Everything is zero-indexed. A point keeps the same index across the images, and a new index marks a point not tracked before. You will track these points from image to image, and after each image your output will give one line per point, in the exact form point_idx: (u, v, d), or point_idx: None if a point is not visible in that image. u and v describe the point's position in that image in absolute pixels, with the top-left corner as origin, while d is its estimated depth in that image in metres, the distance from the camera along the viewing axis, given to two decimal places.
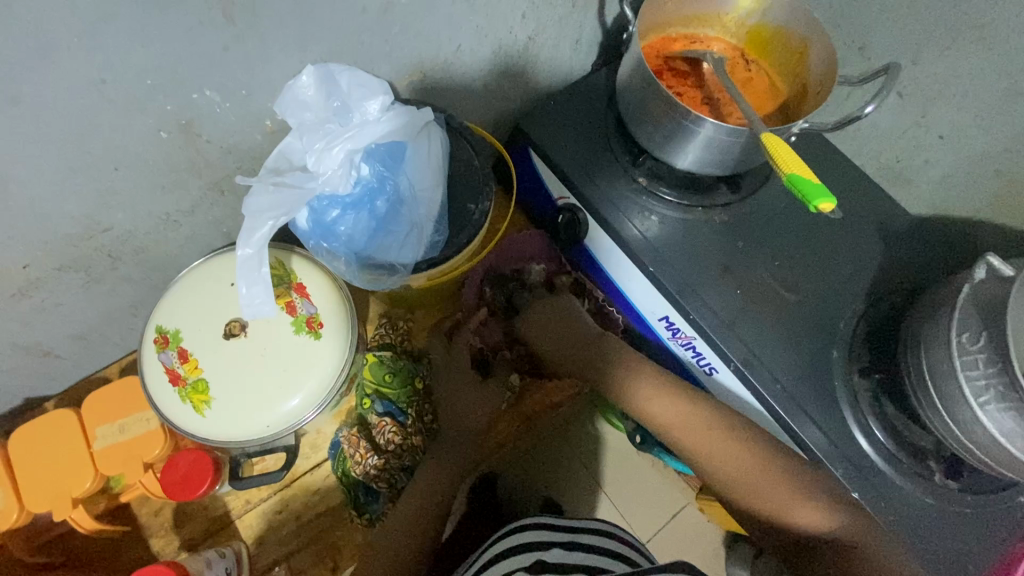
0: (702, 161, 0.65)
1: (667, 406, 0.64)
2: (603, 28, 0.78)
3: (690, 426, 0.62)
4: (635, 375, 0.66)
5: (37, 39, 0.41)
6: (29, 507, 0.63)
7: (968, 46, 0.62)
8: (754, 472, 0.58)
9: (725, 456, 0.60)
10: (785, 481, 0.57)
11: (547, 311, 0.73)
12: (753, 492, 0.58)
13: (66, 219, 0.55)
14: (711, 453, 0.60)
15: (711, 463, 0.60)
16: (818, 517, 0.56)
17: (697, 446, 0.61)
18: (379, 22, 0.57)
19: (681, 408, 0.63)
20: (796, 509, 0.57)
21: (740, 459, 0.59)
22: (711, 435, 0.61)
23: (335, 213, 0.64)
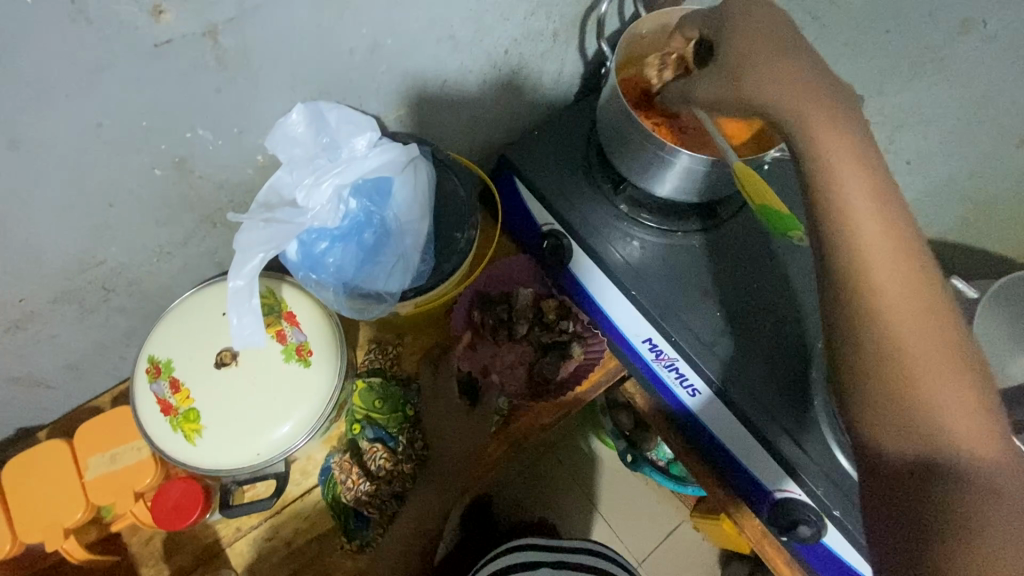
0: (681, 189, 0.68)
1: (870, 241, 0.39)
2: (584, 60, 0.81)
3: (882, 249, 0.39)
4: (815, 100, 0.43)
5: (37, 86, 0.43)
6: (20, 537, 0.63)
7: (929, 77, 0.65)
8: (936, 349, 0.37)
9: (910, 299, 0.38)
10: (957, 353, 0.37)
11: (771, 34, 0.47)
12: (921, 354, 0.37)
13: (62, 254, 0.56)
14: (860, 222, 0.40)
15: (901, 323, 0.37)
16: (992, 444, 0.34)
17: (880, 276, 0.38)
18: (367, 62, 0.59)
19: (874, 200, 0.40)
20: (961, 407, 0.35)
21: (928, 326, 0.37)
22: (888, 248, 0.39)
23: (323, 245, 0.66)
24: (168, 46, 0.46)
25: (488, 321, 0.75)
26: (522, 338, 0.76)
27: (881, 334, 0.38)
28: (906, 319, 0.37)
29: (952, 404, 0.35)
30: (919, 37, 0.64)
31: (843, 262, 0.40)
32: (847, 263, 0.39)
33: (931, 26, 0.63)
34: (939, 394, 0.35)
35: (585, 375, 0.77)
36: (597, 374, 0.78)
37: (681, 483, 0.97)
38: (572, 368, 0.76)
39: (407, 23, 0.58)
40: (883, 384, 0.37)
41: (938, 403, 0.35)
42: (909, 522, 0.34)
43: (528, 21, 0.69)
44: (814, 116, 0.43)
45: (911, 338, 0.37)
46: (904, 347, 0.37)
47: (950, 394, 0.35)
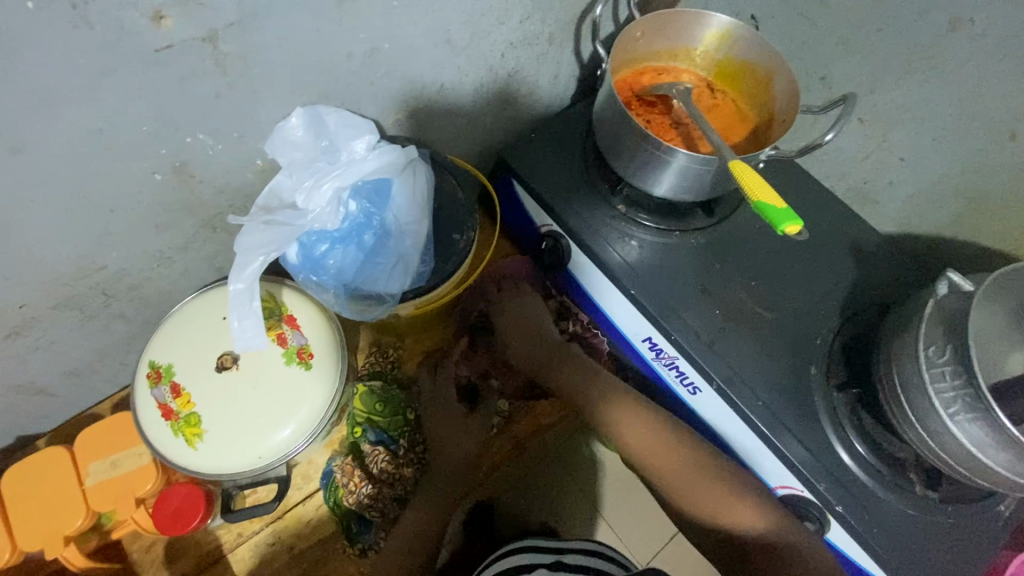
0: (678, 189, 0.68)
1: (642, 438, 0.66)
2: (580, 64, 0.82)
3: (666, 455, 0.65)
4: (576, 369, 0.72)
5: (37, 92, 0.43)
6: (20, 546, 0.63)
7: (921, 74, 0.66)
8: (681, 478, 0.63)
9: (682, 479, 0.63)
10: (726, 486, 0.62)
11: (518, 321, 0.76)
12: (688, 495, 0.63)
13: (62, 259, 0.57)
14: (616, 419, 0.68)
15: (643, 448, 0.66)
16: (756, 516, 0.60)
17: (655, 459, 0.65)
18: (365, 66, 0.60)
19: (658, 442, 0.65)
20: (734, 506, 0.61)
21: (672, 458, 0.64)
22: (644, 435, 0.66)
23: (324, 246, 0.67)
24: (168, 51, 0.46)
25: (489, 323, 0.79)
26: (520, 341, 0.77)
27: (659, 477, 0.65)
28: (656, 462, 0.65)
29: (706, 493, 0.62)
30: (910, 35, 0.65)
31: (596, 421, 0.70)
32: (648, 467, 0.66)
33: (921, 23, 0.63)
34: (719, 508, 0.61)
35: None
36: None
37: None
38: None
39: (405, 28, 0.59)
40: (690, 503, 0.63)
41: (705, 502, 0.62)
42: None
43: (524, 26, 0.70)
44: (574, 383, 0.71)
45: (655, 458, 0.66)
46: (662, 473, 0.65)
47: (714, 495, 0.62)
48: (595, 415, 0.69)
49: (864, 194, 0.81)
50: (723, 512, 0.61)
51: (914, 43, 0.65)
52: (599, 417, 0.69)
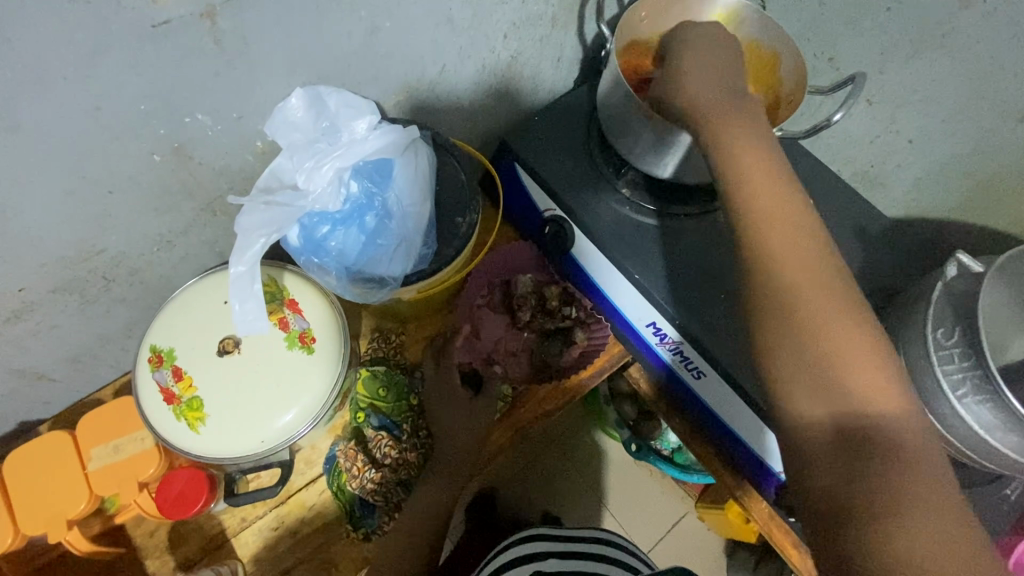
0: (682, 171, 0.67)
1: (777, 203, 0.44)
2: (583, 46, 0.81)
3: (767, 175, 0.45)
4: (745, 124, 0.47)
5: (33, 70, 0.43)
6: (23, 530, 0.63)
7: (931, 55, 0.65)
8: (811, 273, 0.42)
9: (822, 307, 0.41)
10: (865, 333, 0.40)
11: (713, 71, 0.51)
12: (827, 338, 0.40)
13: (62, 242, 0.56)
14: (752, 184, 0.45)
15: (787, 274, 0.42)
16: (892, 396, 0.39)
17: (775, 244, 0.43)
18: (365, 47, 0.59)
19: (770, 171, 0.45)
20: (872, 375, 0.39)
21: (832, 307, 0.41)
22: (774, 184, 0.45)
23: (326, 229, 0.64)
24: (166, 27, 0.45)
25: (496, 305, 0.77)
26: (525, 325, 0.76)
27: (785, 299, 0.41)
28: (783, 247, 0.42)
29: (854, 351, 0.40)
30: (919, 14, 0.64)
31: (721, 170, 0.47)
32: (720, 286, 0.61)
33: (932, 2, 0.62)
34: (844, 358, 0.39)
35: (589, 360, 0.77)
36: (603, 359, 0.77)
37: (686, 471, 0.96)
38: (576, 353, 0.76)
39: (406, 6, 0.58)
40: (815, 370, 0.40)
41: (856, 376, 0.39)
42: (838, 512, 0.38)
43: (527, 6, 0.69)
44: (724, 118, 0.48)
45: (797, 281, 0.41)
46: (763, 249, 0.43)
47: (862, 357, 0.39)
48: (729, 171, 0.46)
49: (870, 178, 0.79)
50: (858, 370, 0.39)
51: (924, 22, 0.64)
52: (727, 159, 0.46)
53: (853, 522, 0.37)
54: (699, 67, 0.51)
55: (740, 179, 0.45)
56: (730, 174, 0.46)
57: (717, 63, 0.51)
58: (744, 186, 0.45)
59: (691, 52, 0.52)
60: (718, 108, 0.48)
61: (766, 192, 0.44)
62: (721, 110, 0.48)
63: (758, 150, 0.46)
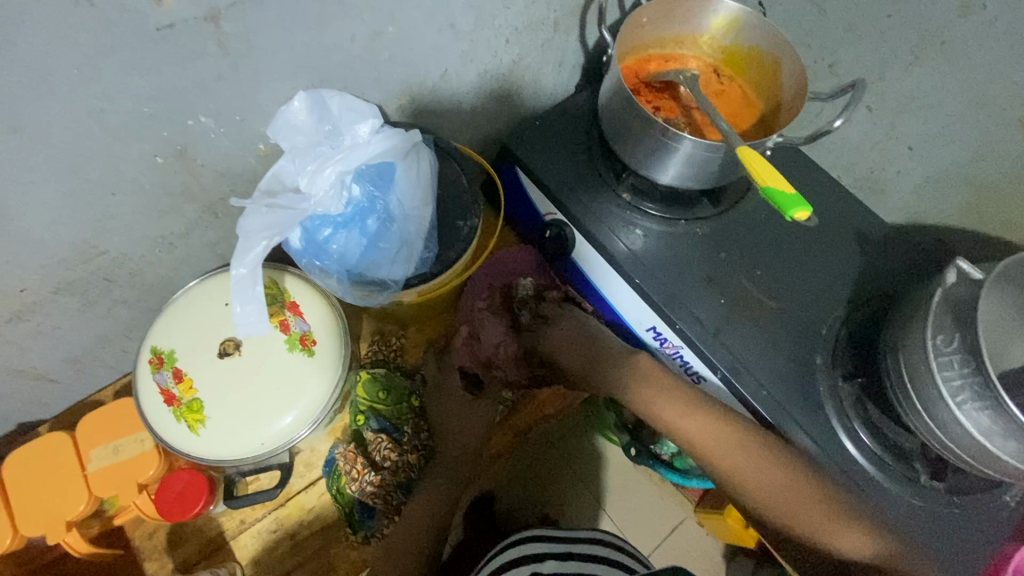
0: (683, 177, 0.67)
1: (717, 448, 0.61)
2: (585, 51, 0.81)
3: (714, 440, 0.62)
4: (663, 390, 0.66)
5: (38, 72, 0.43)
6: (22, 531, 0.63)
7: (931, 61, 0.66)
8: (776, 501, 0.58)
9: (767, 490, 0.59)
10: (821, 498, 0.58)
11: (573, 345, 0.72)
12: (788, 511, 0.58)
13: (64, 243, 0.56)
14: (712, 452, 0.62)
15: (736, 476, 0.61)
16: (861, 542, 0.57)
17: (711, 450, 0.62)
18: (369, 50, 0.59)
19: (709, 429, 0.62)
20: (847, 537, 0.57)
21: (773, 476, 0.59)
22: (691, 418, 0.63)
23: (327, 231, 0.65)
24: (169, 31, 0.46)
25: (497, 306, 0.75)
26: (524, 330, 0.75)
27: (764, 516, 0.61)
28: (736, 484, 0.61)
29: (799, 500, 0.58)
30: (919, 21, 0.64)
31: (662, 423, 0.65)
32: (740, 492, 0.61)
33: (931, 9, 0.63)
34: (794, 525, 0.58)
35: None
36: None
37: (687, 475, 0.97)
38: None
39: (409, 10, 0.58)
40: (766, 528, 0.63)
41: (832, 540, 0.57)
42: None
43: (529, 11, 0.69)
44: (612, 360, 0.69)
45: (746, 480, 0.60)
46: (759, 498, 0.60)
47: (830, 524, 0.57)
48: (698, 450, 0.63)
49: (870, 184, 0.80)
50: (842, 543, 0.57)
51: (925, 29, 0.64)
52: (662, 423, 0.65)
53: None
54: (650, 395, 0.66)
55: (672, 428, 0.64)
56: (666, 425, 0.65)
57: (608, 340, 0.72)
58: (686, 434, 0.63)
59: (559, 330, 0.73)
60: (645, 372, 0.68)
61: (693, 432, 0.63)
62: (648, 391, 0.66)
63: (697, 405, 0.64)
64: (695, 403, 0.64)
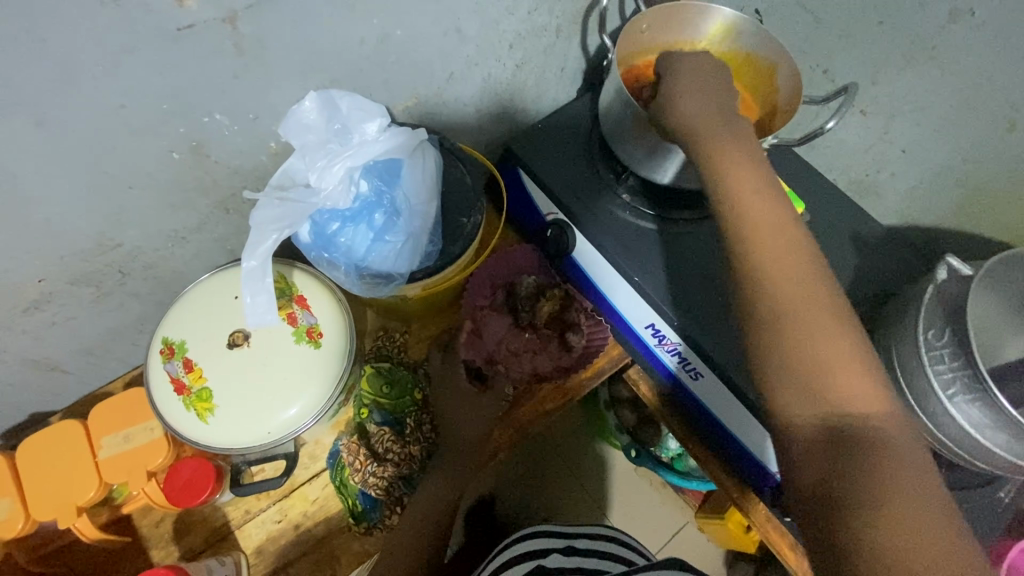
0: (681, 177, 0.69)
1: (765, 225, 0.47)
2: (586, 57, 0.83)
3: (775, 239, 0.46)
4: (731, 140, 0.52)
5: (66, 67, 0.45)
6: (34, 516, 0.64)
7: (921, 67, 0.68)
8: (817, 312, 0.43)
9: (808, 304, 0.43)
10: (839, 328, 0.43)
11: (696, 98, 0.54)
12: (817, 343, 0.42)
13: (81, 235, 0.58)
14: (769, 237, 0.46)
15: (767, 254, 0.45)
16: (868, 394, 0.41)
17: (763, 242, 0.46)
18: (377, 53, 0.62)
19: (776, 230, 0.46)
20: (847, 364, 0.42)
21: (813, 282, 0.44)
22: (761, 200, 0.48)
23: (335, 225, 0.66)
24: (190, 31, 0.48)
25: (496, 308, 0.76)
26: (527, 324, 0.75)
27: (776, 324, 0.43)
28: (776, 258, 0.45)
29: (791, 263, 0.45)
30: (908, 29, 0.67)
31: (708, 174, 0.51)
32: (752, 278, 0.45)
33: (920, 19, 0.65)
34: (818, 339, 0.42)
35: (592, 360, 0.77)
36: (602, 360, 0.79)
37: (686, 477, 0.97)
38: (576, 356, 0.76)
39: (416, 15, 0.61)
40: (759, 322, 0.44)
41: (848, 386, 0.41)
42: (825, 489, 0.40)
43: (532, 17, 0.71)
44: (721, 135, 0.52)
45: (776, 262, 0.45)
46: (773, 277, 0.45)
47: (835, 348, 0.42)
48: (737, 221, 0.47)
49: (865, 187, 0.82)
50: (844, 374, 0.41)
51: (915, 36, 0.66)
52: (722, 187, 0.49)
53: (839, 517, 0.39)
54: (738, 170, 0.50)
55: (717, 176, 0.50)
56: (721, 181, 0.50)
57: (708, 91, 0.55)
58: (736, 201, 0.48)
59: (682, 73, 0.57)
60: (731, 149, 0.51)
61: (749, 198, 0.48)
62: (710, 130, 0.52)
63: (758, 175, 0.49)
64: (760, 183, 0.49)
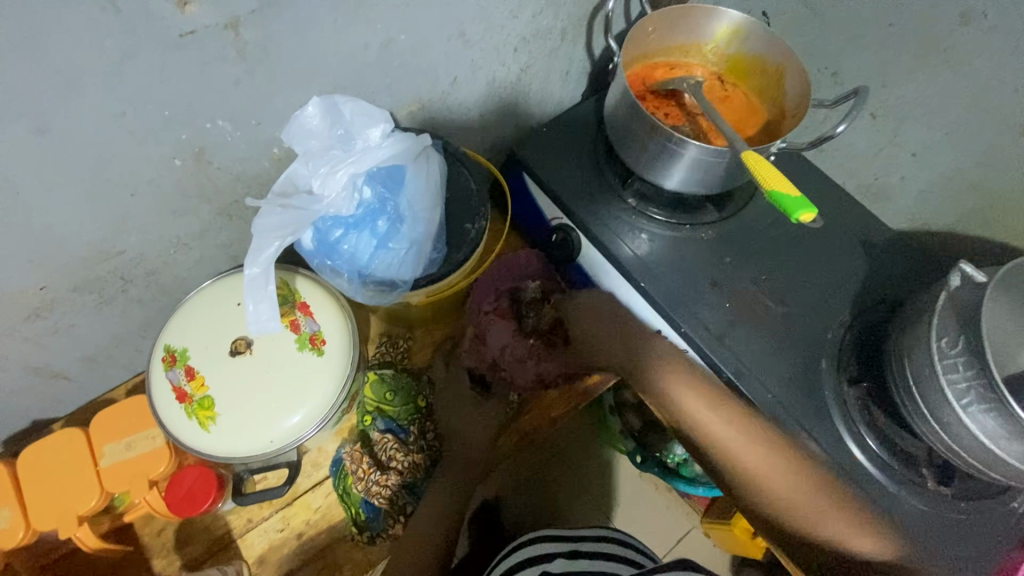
0: (688, 182, 0.68)
1: (725, 426, 0.58)
2: (592, 59, 0.83)
3: (758, 448, 0.56)
4: (671, 371, 0.63)
5: (65, 75, 0.45)
6: (35, 526, 0.63)
7: (932, 70, 0.67)
8: (804, 496, 0.53)
9: (807, 497, 0.53)
10: (828, 497, 0.54)
11: (615, 346, 0.68)
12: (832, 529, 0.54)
13: (83, 242, 0.58)
14: (739, 447, 0.56)
15: (744, 457, 0.56)
16: (875, 547, 0.56)
17: (723, 429, 0.57)
18: (381, 58, 0.61)
19: (731, 411, 0.59)
20: (859, 539, 0.55)
21: (783, 475, 0.54)
22: (712, 407, 0.59)
23: (338, 232, 0.66)
24: (191, 36, 0.47)
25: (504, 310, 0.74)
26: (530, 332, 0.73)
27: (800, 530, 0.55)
28: (791, 496, 0.54)
29: (781, 482, 0.54)
30: (919, 30, 0.66)
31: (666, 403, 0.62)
32: (762, 493, 0.55)
33: (931, 19, 0.64)
34: (826, 521, 0.53)
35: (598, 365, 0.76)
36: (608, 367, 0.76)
37: (693, 484, 0.96)
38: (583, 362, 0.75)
39: (420, 19, 0.60)
40: (797, 528, 0.55)
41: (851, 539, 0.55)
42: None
43: (538, 20, 0.71)
44: (654, 368, 0.64)
45: (793, 494, 0.54)
46: (778, 507, 0.55)
47: (850, 529, 0.54)
48: (698, 428, 0.59)
49: (874, 190, 0.81)
50: (856, 540, 0.55)
51: (926, 38, 0.65)
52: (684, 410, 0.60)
53: None
54: (660, 369, 0.63)
55: (666, 395, 0.62)
56: (663, 395, 0.62)
57: (631, 332, 0.69)
58: (691, 411, 0.60)
59: (583, 318, 0.72)
60: (643, 356, 0.66)
61: (710, 419, 0.59)
62: (644, 365, 0.65)
63: (670, 369, 0.63)
64: (695, 379, 0.62)
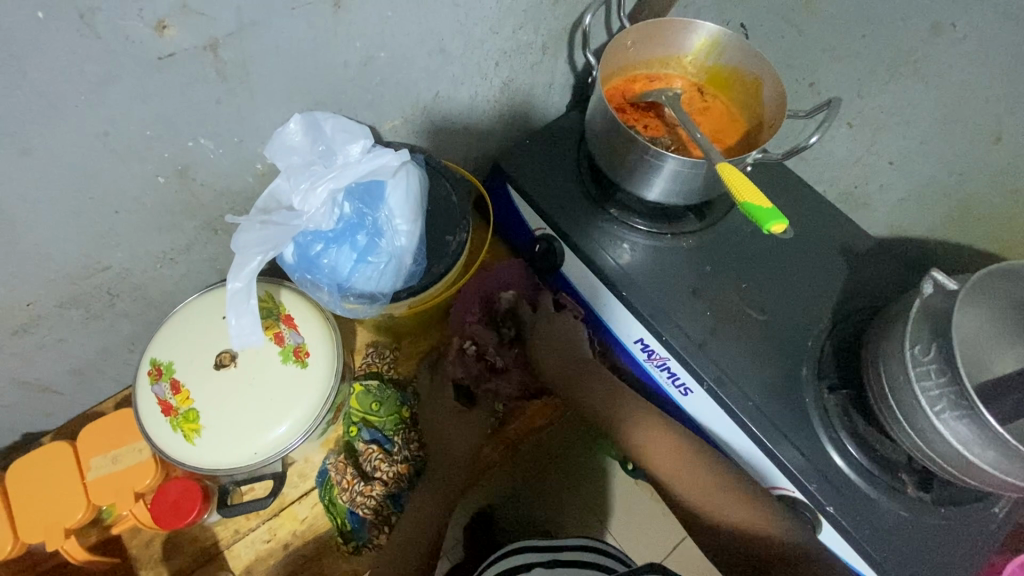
0: (667, 192, 0.69)
1: (640, 421, 0.69)
2: (573, 72, 0.84)
3: (657, 439, 0.67)
4: (598, 378, 0.72)
5: (48, 97, 0.46)
6: (23, 538, 0.64)
7: (906, 80, 0.68)
8: (681, 475, 0.65)
9: (686, 475, 0.65)
10: (702, 470, 0.65)
11: (557, 357, 0.74)
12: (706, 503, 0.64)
13: (69, 258, 0.59)
14: (652, 444, 0.67)
15: (646, 442, 0.68)
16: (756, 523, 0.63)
17: (638, 427, 0.68)
18: (362, 74, 0.62)
19: (645, 411, 0.69)
20: (737, 511, 0.63)
21: (673, 459, 0.66)
22: (633, 413, 0.70)
23: (319, 246, 0.66)
24: (170, 59, 0.49)
25: (480, 332, 0.76)
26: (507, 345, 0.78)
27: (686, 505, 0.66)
28: (670, 472, 0.66)
29: (668, 461, 0.66)
30: (893, 41, 0.67)
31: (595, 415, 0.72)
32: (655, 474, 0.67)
33: (905, 30, 0.65)
34: (699, 489, 0.64)
35: None
36: None
37: None
38: None
39: (399, 37, 0.61)
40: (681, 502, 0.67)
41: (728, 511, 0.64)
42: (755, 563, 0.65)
43: (518, 35, 0.72)
44: (584, 377, 0.72)
45: (672, 473, 0.66)
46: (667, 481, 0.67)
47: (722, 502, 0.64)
48: (621, 429, 0.70)
49: (855, 199, 0.82)
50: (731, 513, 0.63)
51: (899, 48, 0.66)
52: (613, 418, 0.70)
53: None
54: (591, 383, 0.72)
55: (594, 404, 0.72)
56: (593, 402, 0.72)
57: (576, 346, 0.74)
58: (619, 420, 0.70)
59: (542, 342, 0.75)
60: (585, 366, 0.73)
61: (634, 422, 0.69)
62: (577, 376, 0.72)
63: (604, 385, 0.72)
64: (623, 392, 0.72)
